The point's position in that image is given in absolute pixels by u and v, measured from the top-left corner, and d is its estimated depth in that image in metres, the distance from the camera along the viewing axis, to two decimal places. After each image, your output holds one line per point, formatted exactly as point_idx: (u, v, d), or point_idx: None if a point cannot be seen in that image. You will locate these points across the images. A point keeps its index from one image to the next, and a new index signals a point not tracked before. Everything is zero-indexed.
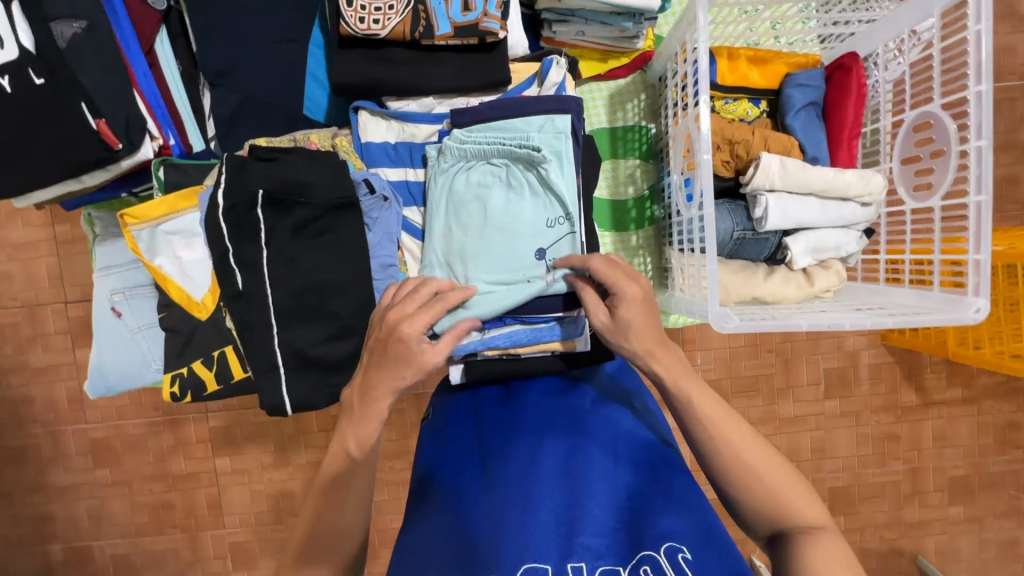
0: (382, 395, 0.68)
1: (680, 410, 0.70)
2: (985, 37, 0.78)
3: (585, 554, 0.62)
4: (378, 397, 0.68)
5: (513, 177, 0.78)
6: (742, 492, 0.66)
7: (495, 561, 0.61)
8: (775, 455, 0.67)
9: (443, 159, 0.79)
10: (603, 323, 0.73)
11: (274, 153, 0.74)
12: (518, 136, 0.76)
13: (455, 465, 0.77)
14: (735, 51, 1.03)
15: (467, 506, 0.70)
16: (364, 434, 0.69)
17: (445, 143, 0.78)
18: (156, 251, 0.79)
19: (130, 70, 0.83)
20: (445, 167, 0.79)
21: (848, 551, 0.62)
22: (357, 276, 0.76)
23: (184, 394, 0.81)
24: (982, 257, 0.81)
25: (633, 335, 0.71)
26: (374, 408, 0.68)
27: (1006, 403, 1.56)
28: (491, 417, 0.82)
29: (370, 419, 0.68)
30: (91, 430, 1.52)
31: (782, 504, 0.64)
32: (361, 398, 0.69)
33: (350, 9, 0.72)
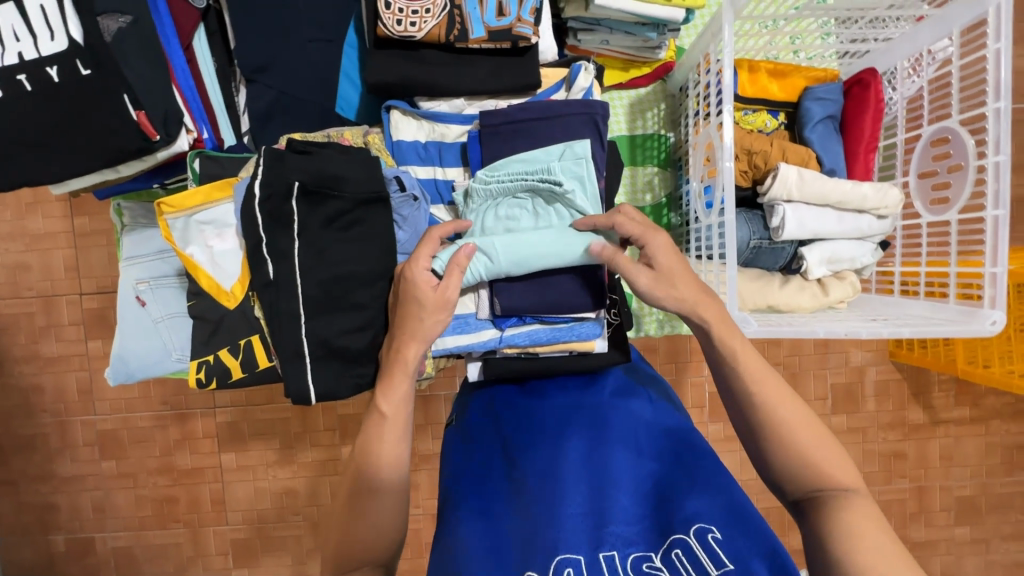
0: (412, 344, 0.71)
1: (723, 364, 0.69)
2: (1004, 55, 0.80)
3: (616, 542, 0.64)
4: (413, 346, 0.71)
5: (539, 209, 0.78)
6: (781, 456, 0.65)
7: (530, 555, 0.63)
8: (811, 421, 0.67)
9: (471, 202, 0.81)
10: (645, 284, 0.71)
11: (309, 147, 0.76)
12: (539, 168, 0.77)
13: (481, 456, 0.78)
14: (756, 64, 1.05)
15: (493, 504, 0.71)
16: (398, 391, 0.70)
17: (471, 186, 0.80)
18: (190, 240, 0.81)
19: (169, 65, 0.86)
20: (474, 209, 0.81)
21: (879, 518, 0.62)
22: (383, 269, 0.78)
23: (210, 380, 0.83)
24: (999, 270, 0.82)
25: (680, 279, 0.70)
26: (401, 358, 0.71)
27: (1014, 424, 1.57)
28: (512, 412, 0.83)
29: (400, 370, 0.70)
30: (99, 421, 1.53)
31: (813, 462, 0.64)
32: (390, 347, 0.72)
33: (388, 11, 0.74)
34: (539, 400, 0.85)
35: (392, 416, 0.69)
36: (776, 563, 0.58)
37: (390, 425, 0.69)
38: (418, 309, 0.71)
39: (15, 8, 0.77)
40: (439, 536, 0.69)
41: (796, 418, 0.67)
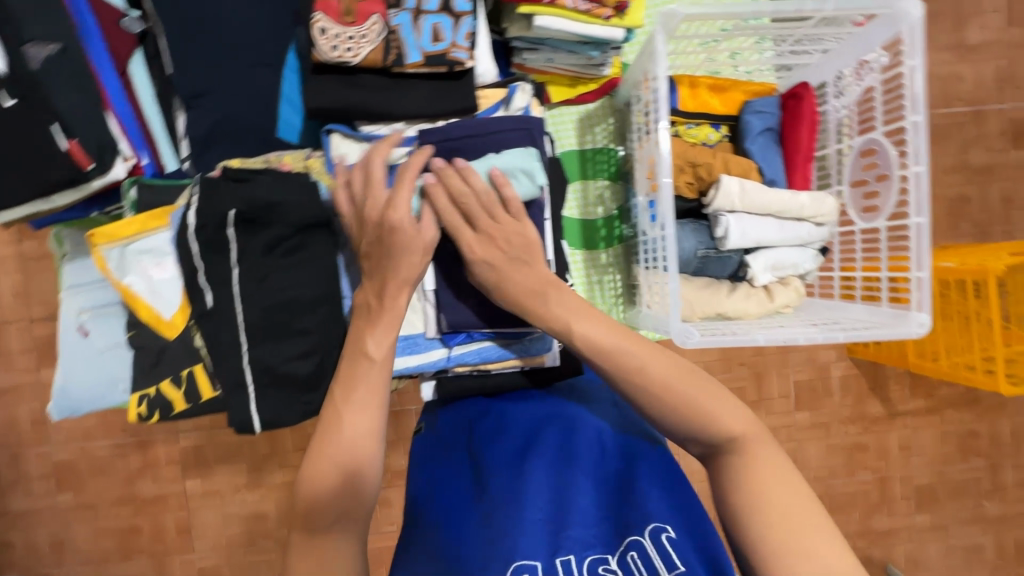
0: (398, 294, 0.72)
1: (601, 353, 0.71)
2: (918, 72, 0.85)
3: (574, 545, 0.64)
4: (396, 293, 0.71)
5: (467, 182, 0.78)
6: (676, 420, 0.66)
7: (487, 563, 0.63)
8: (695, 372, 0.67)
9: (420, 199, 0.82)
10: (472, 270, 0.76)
11: (247, 174, 0.75)
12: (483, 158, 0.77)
13: (451, 472, 0.80)
14: (696, 80, 1.08)
15: (459, 521, 0.72)
16: (383, 336, 0.71)
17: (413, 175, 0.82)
18: (126, 270, 0.79)
19: (102, 90, 0.84)
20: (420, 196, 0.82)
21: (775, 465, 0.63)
22: (326, 295, 0.78)
23: (152, 414, 0.81)
24: (924, 274, 0.86)
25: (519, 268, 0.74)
26: (392, 304, 0.72)
27: (967, 412, 1.63)
28: (481, 428, 0.85)
29: (389, 315, 0.72)
30: (55, 452, 1.47)
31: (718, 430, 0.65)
32: (379, 295, 0.72)
33: (323, 37, 0.74)
34: (505, 415, 0.86)
35: (382, 365, 0.71)
36: (714, 564, 0.61)
37: (377, 370, 0.70)
38: (404, 254, 0.71)
39: None
40: (405, 555, 0.71)
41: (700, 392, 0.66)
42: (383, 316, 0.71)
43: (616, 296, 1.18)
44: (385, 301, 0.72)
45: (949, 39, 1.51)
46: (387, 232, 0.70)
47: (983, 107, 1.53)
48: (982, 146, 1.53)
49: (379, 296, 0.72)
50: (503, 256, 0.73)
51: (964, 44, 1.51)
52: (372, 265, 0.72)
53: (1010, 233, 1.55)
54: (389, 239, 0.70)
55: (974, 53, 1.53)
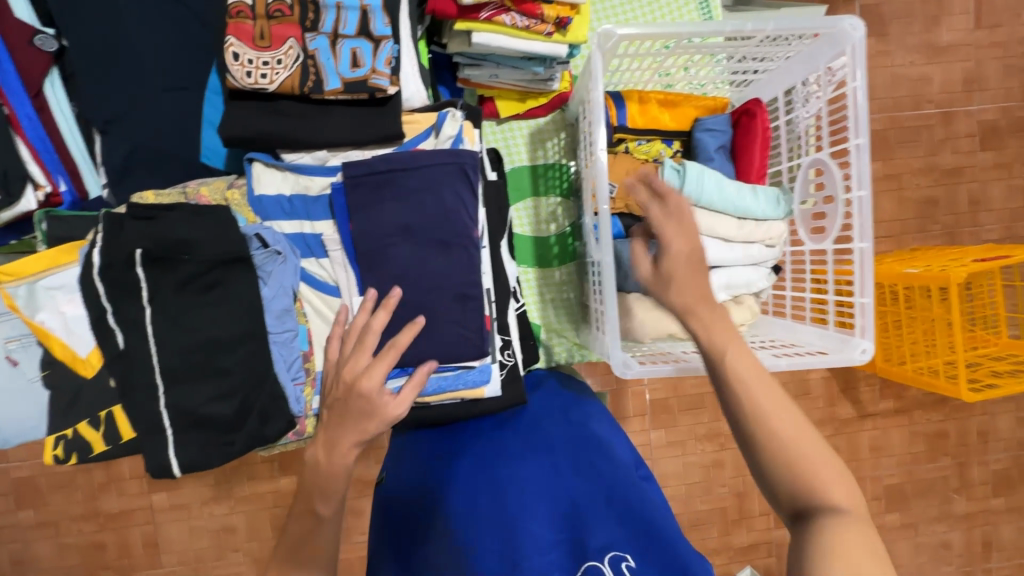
0: (347, 447, 0.67)
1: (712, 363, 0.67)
2: (861, 93, 0.84)
3: None
4: (345, 452, 0.66)
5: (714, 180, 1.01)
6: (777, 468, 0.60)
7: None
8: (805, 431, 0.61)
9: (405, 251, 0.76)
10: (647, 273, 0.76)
11: (153, 211, 0.71)
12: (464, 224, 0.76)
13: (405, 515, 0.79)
14: (645, 95, 1.05)
15: (413, 557, 0.72)
16: (333, 496, 0.65)
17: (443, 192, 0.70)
18: (37, 307, 0.75)
19: (12, 115, 0.79)
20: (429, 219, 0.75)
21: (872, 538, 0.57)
22: (247, 333, 0.74)
23: (69, 456, 0.77)
24: (867, 300, 0.84)
25: (675, 288, 0.72)
26: (338, 464, 0.66)
27: (935, 412, 1.64)
28: (435, 462, 0.84)
29: (338, 476, 0.66)
30: (14, 469, 1.43)
31: (813, 483, 0.59)
32: (328, 454, 0.66)
33: (237, 63, 0.70)
34: (463, 443, 0.87)
35: (333, 522, 0.65)
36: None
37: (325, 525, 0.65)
38: (363, 423, 0.66)
39: None
40: None
41: (799, 436, 0.60)
42: (331, 470, 0.66)
43: (570, 315, 1.15)
44: (334, 461, 0.66)
45: (918, 41, 1.49)
46: (358, 400, 0.67)
47: (950, 109, 1.52)
48: (949, 148, 1.53)
49: (329, 453, 0.66)
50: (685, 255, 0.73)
51: (933, 46, 1.50)
52: (328, 424, 0.68)
53: (977, 234, 1.54)
54: (353, 408, 0.67)
55: (942, 55, 1.52)
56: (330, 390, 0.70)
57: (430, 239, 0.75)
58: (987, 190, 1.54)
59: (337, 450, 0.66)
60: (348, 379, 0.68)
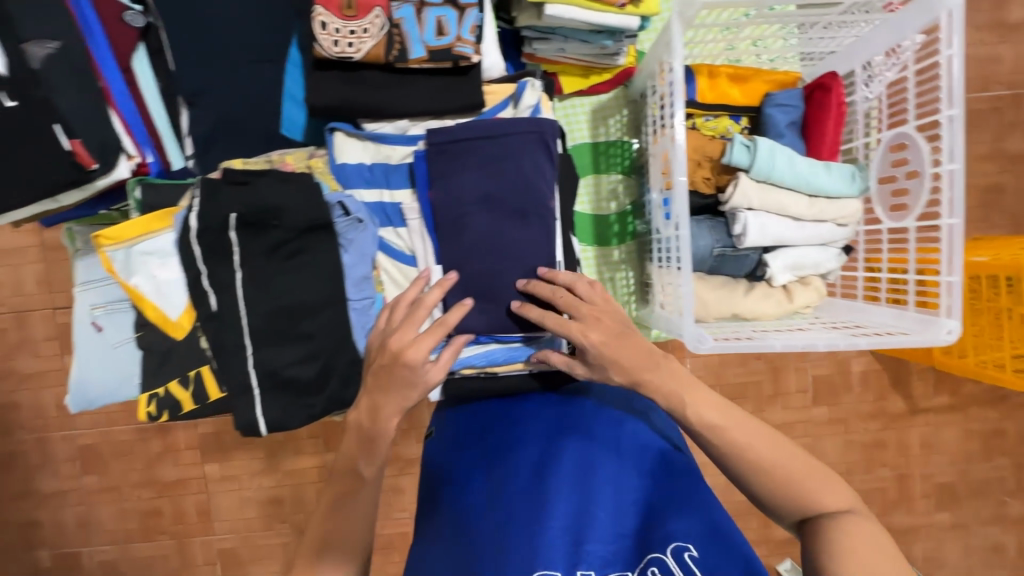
0: (390, 416, 0.71)
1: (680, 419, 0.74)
2: (956, 63, 0.79)
3: (594, 561, 0.67)
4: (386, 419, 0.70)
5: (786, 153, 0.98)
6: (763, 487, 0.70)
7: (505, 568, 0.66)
8: (790, 451, 0.71)
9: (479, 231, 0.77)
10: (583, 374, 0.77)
11: (246, 176, 0.74)
12: (539, 198, 0.76)
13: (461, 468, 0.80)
14: (716, 69, 1.03)
15: (471, 512, 0.73)
16: (373, 459, 0.72)
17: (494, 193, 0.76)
18: (132, 271, 0.78)
19: (106, 88, 0.82)
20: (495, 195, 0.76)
21: (875, 532, 0.67)
22: (329, 299, 0.76)
23: (161, 413, 0.81)
24: (954, 279, 0.82)
25: (616, 368, 0.73)
26: (379, 430, 0.71)
27: (992, 410, 1.58)
28: (495, 427, 0.84)
29: (379, 441, 0.71)
30: (79, 436, 1.51)
31: (812, 496, 0.69)
32: (371, 421, 0.71)
33: (325, 32, 0.71)
34: (523, 408, 0.86)
35: (374, 481, 0.73)
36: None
37: (370, 486, 0.73)
38: (405, 391, 0.70)
39: None
40: (419, 538, 0.75)
41: (785, 460, 0.70)
42: (375, 435, 0.71)
43: (627, 294, 1.15)
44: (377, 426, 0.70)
45: (989, 18, 1.41)
46: (402, 369, 0.69)
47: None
48: (1020, 132, 1.44)
49: (373, 418, 0.71)
50: (613, 331, 0.73)
51: (1007, 22, 1.41)
52: (372, 387, 0.71)
53: None
54: (397, 376, 0.69)
55: (1014, 33, 1.44)
56: (375, 355, 0.71)
57: (506, 209, 0.76)
58: None
59: (380, 414, 0.70)
60: (396, 348, 0.69)
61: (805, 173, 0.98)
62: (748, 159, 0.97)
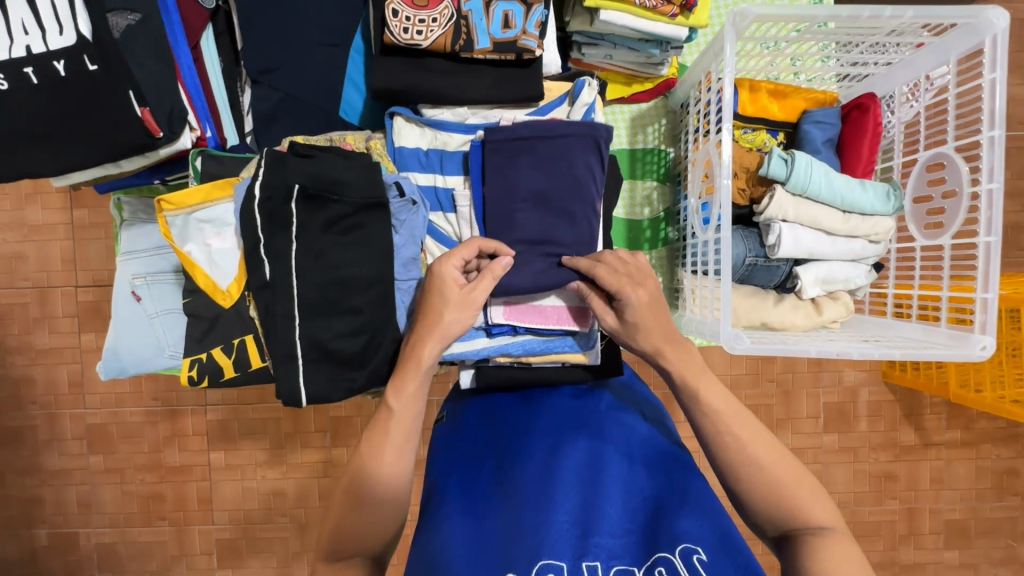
0: (428, 340, 0.74)
1: (689, 404, 0.75)
2: (1000, 85, 0.82)
3: (600, 553, 0.65)
4: (425, 343, 0.74)
5: (822, 166, 0.99)
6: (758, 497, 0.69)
7: (512, 558, 0.65)
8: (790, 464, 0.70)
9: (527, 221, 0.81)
10: (611, 325, 0.80)
11: (312, 151, 0.78)
12: (583, 197, 0.81)
13: (469, 464, 0.81)
14: (757, 83, 1.06)
15: (481, 508, 0.73)
16: (407, 388, 0.73)
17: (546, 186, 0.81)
18: (187, 237, 0.81)
19: (176, 63, 0.85)
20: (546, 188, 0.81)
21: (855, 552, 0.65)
22: (379, 276, 0.79)
23: (202, 378, 0.83)
24: (991, 295, 0.83)
25: (643, 335, 0.77)
26: (416, 352, 0.74)
27: (1005, 449, 1.57)
28: (506, 423, 0.86)
29: (414, 365, 0.73)
30: (89, 415, 1.52)
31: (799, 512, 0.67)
32: (410, 342, 0.75)
33: (396, 19, 0.76)
34: (536, 408, 0.89)
35: (404, 413, 0.73)
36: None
37: (401, 419, 0.73)
38: (440, 303, 0.74)
39: (25, 2, 0.77)
40: (422, 530, 0.73)
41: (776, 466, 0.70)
42: (410, 366, 0.74)
43: None
44: (417, 352, 0.74)
45: (1013, 60, 1.45)
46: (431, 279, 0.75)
47: None
48: None
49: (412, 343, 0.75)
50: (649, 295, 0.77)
51: None
52: (420, 315, 0.76)
53: None
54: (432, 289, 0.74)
55: None
56: (424, 278, 0.78)
57: (557, 208, 0.81)
58: None
59: (418, 339, 0.74)
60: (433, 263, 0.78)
61: (840, 189, 0.99)
62: (785, 172, 0.98)
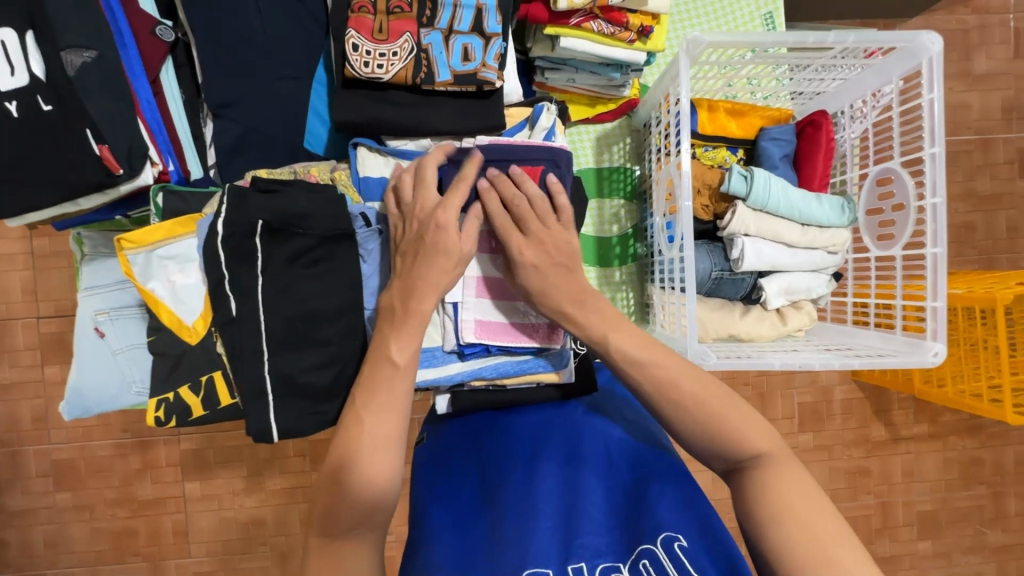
0: (424, 291, 0.72)
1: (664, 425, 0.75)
2: (937, 105, 0.88)
3: (586, 553, 0.66)
4: (423, 298, 0.72)
5: (777, 180, 1.03)
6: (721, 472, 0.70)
7: (501, 567, 0.66)
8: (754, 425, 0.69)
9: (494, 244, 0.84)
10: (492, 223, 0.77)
11: (275, 186, 0.78)
12: None
13: (452, 479, 0.82)
14: (715, 103, 1.10)
15: (469, 524, 0.75)
16: (407, 343, 0.72)
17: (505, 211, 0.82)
18: (149, 275, 0.80)
19: (135, 98, 0.84)
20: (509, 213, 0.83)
21: (810, 490, 0.64)
22: (349, 308, 0.78)
23: (169, 418, 0.81)
24: (939, 304, 0.88)
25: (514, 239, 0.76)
26: (416, 309, 0.72)
27: (970, 439, 1.63)
28: (486, 433, 0.87)
29: (415, 321, 0.72)
30: (54, 451, 1.46)
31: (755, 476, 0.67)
32: (405, 301, 0.72)
33: (356, 53, 0.77)
34: (515, 417, 0.90)
35: (406, 371, 0.71)
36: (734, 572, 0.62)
37: (401, 378, 0.71)
38: (440, 262, 0.72)
39: None
40: (412, 555, 0.73)
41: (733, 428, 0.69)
42: (410, 317, 0.72)
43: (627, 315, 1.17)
44: (412, 307, 0.72)
45: (956, 68, 1.52)
46: (430, 233, 0.72)
47: (989, 135, 1.53)
48: (988, 173, 1.54)
49: (405, 300, 0.73)
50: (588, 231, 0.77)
51: (973, 73, 1.52)
52: (406, 268, 0.74)
53: (1015, 260, 1.54)
54: (431, 243, 0.72)
55: (981, 83, 1.54)
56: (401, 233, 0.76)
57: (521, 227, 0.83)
58: None
59: (416, 293, 0.72)
60: (420, 212, 0.74)
61: (796, 203, 1.03)
62: (743, 193, 1.01)
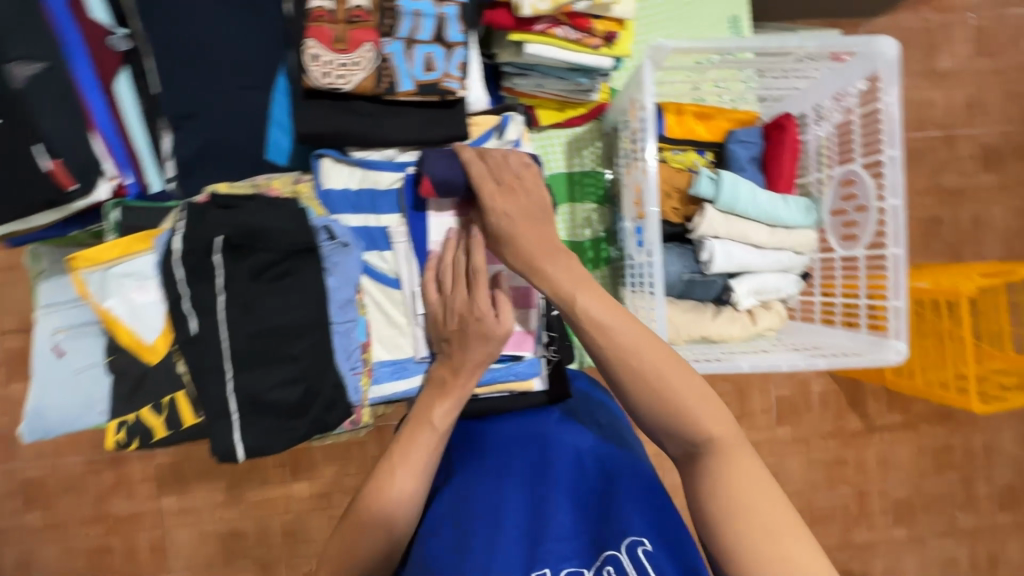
0: (471, 368, 0.76)
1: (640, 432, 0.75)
2: (893, 109, 0.90)
3: (550, 559, 0.66)
4: (468, 373, 0.76)
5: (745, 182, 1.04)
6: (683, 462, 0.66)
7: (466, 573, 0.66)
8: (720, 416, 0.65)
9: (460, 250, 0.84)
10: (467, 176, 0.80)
11: (235, 201, 0.76)
12: None
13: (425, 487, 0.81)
14: (683, 106, 1.11)
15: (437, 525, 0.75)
16: (450, 409, 0.75)
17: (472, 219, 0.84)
18: (107, 293, 0.77)
19: (87, 109, 0.81)
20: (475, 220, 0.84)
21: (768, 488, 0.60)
22: (315, 322, 0.78)
23: (131, 440, 0.79)
24: (900, 303, 0.92)
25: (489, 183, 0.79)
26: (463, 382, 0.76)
27: (941, 427, 1.67)
28: (462, 443, 0.87)
29: (459, 392, 0.76)
30: (22, 470, 1.42)
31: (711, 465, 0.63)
32: (456, 374, 0.76)
33: (315, 64, 0.76)
34: (490, 426, 0.90)
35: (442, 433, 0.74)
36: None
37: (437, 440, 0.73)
38: (481, 346, 0.76)
39: None
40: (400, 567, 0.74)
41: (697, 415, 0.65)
42: (454, 391, 0.75)
43: None
44: (459, 381, 0.76)
45: (921, 66, 1.55)
46: (471, 324, 0.76)
47: (953, 131, 1.57)
48: (953, 169, 1.58)
49: (455, 373, 0.77)
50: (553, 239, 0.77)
51: (937, 71, 1.55)
52: (452, 351, 0.78)
53: (979, 253, 1.58)
54: (470, 330, 0.76)
55: (945, 81, 1.58)
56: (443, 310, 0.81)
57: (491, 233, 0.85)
58: (990, 210, 1.59)
59: (461, 367, 0.76)
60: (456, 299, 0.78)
61: (764, 205, 1.04)
62: (713, 194, 1.02)
